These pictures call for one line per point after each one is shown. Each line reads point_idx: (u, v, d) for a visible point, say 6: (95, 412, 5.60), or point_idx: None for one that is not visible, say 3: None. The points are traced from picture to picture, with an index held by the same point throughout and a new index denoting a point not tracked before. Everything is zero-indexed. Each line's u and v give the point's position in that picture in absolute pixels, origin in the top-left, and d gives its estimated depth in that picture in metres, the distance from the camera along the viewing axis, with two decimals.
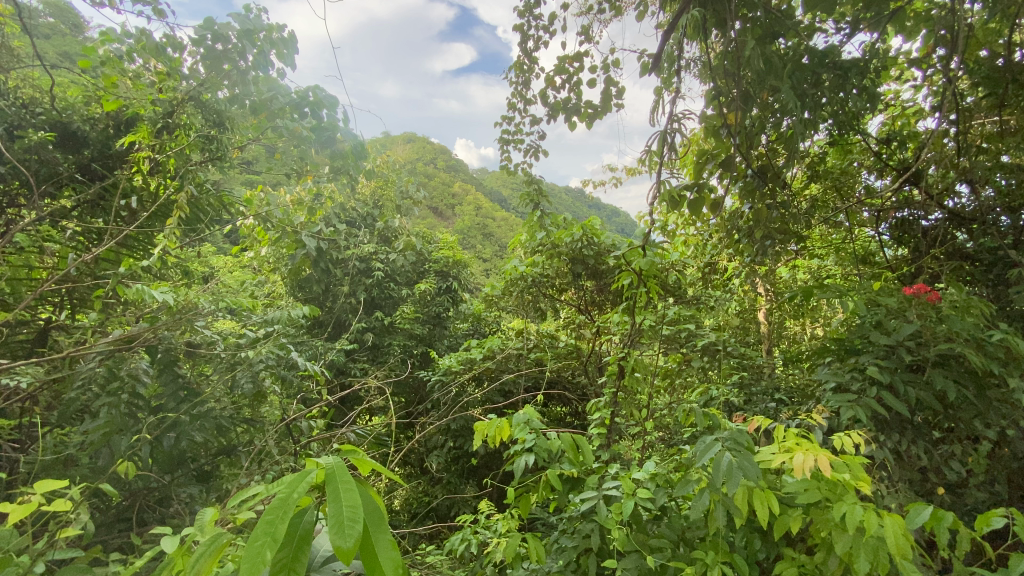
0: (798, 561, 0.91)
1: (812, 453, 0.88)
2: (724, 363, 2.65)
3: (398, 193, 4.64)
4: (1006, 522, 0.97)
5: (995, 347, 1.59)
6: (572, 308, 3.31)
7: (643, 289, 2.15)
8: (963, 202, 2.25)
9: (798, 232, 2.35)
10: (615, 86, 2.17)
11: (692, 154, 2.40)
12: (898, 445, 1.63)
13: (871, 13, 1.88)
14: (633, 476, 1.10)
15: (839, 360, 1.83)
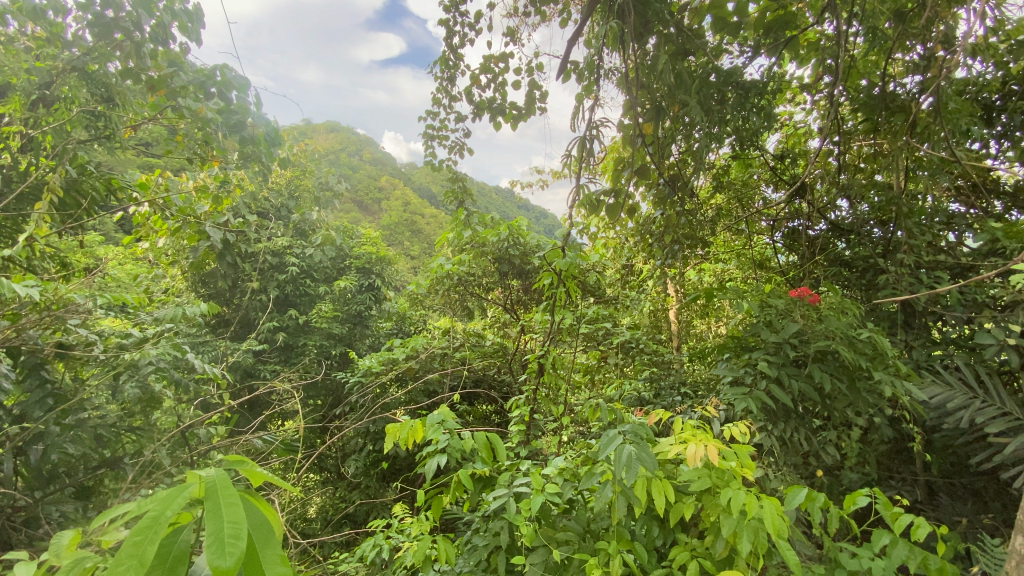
0: (691, 546, 0.96)
1: (703, 443, 0.94)
2: (638, 359, 2.78)
3: (318, 184, 4.38)
4: (869, 501, 1.09)
5: (864, 344, 1.78)
6: (498, 308, 3.31)
7: (563, 289, 2.19)
8: (843, 215, 2.54)
9: (704, 238, 2.52)
10: (538, 89, 2.20)
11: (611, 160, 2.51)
12: (784, 433, 1.80)
13: (770, 38, 2.03)
14: (542, 472, 1.12)
15: (736, 357, 1.99)
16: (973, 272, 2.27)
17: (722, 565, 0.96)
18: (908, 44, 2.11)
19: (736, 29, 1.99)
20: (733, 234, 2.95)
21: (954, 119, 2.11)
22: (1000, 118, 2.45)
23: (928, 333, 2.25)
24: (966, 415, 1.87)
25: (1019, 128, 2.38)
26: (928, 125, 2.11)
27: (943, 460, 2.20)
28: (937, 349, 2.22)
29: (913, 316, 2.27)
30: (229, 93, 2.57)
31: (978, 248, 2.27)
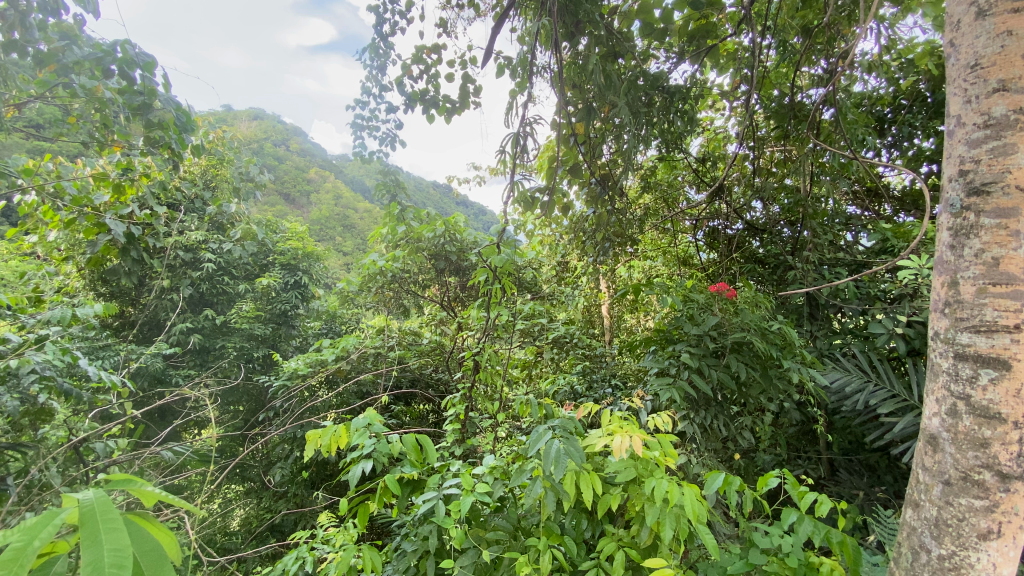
0: (617, 536, 0.98)
1: (628, 435, 0.96)
2: (573, 353, 2.84)
3: (235, 171, 4.08)
4: (779, 482, 1.16)
5: (775, 335, 1.92)
6: (434, 305, 3.25)
7: (498, 285, 2.18)
8: (757, 215, 2.72)
9: (633, 236, 2.62)
10: (472, 83, 2.17)
11: (546, 158, 2.53)
12: (705, 420, 1.90)
13: (693, 46, 2.16)
14: (473, 471, 1.09)
15: (661, 349, 2.07)
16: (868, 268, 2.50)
17: (646, 552, 0.98)
18: (814, 58, 2.29)
19: (662, 35, 2.07)
20: (660, 232, 3.08)
21: (852, 129, 2.31)
22: (891, 129, 2.75)
23: (830, 323, 2.47)
24: (862, 397, 2.08)
25: (904, 139, 2.67)
26: (831, 133, 2.30)
27: (842, 439, 2.42)
28: (837, 339, 2.43)
29: (817, 308, 2.48)
30: (132, 72, 2.18)
31: (871, 247, 2.51)
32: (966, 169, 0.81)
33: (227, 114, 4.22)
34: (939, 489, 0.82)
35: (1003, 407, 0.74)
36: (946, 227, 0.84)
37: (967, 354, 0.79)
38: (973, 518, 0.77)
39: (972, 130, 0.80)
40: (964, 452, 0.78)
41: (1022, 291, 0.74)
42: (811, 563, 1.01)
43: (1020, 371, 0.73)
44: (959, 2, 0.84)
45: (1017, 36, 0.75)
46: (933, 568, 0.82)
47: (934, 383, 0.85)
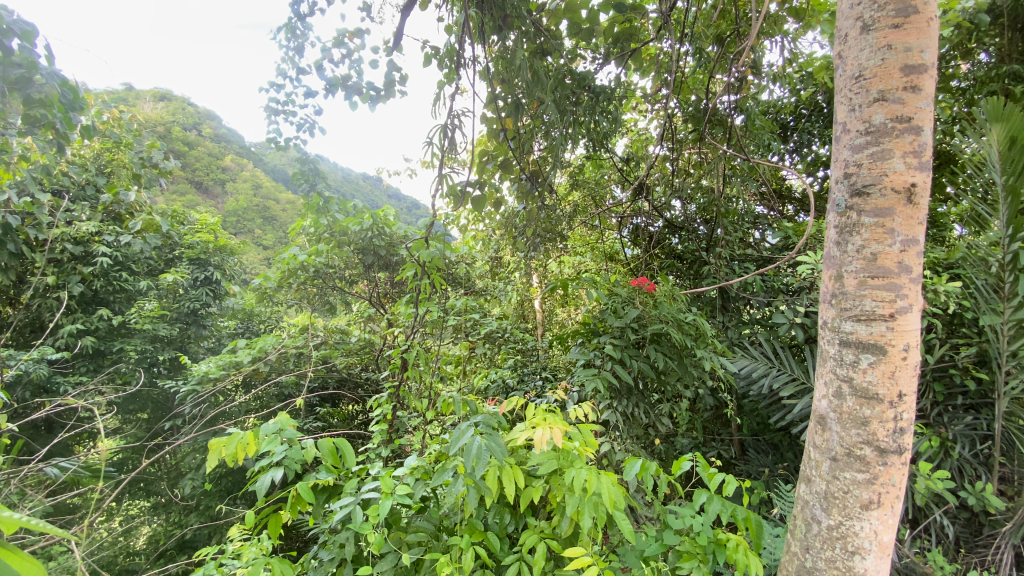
0: (540, 529, 0.99)
1: (549, 428, 0.97)
2: (504, 348, 2.84)
3: (134, 155, 3.58)
4: (692, 464, 1.22)
5: (690, 326, 2.03)
6: (363, 302, 3.12)
7: (427, 280, 2.11)
8: (676, 213, 2.86)
9: (562, 233, 2.65)
10: (397, 71, 2.09)
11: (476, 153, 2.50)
12: (627, 408, 1.98)
13: (618, 48, 2.22)
14: (393, 474, 1.06)
15: (587, 341, 2.14)
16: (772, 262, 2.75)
17: (567, 541, 1.00)
18: (727, 67, 2.44)
19: (589, 36, 2.12)
20: (589, 229, 3.15)
21: (759, 135, 2.49)
22: (793, 135, 2.98)
23: (739, 315, 2.66)
24: (767, 382, 2.26)
25: (804, 145, 2.91)
26: (741, 138, 2.46)
27: (750, 420, 2.62)
28: (746, 329, 2.64)
29: (728, 300, 2.66)
30: (7, 42, 1.88)
31: (776, 244, 2.73)
32: (850, 172, 0.88)
33: (127, 92, 3.68)
34: (827, 464, 0.90)
35: (880, 387, 0.83)
36: (833, 225, 0.92)
37: (850, 341, 0.86)
38: (855, 489, 0.85)
39: (855, 136, 0.88)
40: (848, 431, 0.86)
41: (895, 283, 0.83)
42: (719, 539, 1.07)
43: (894, 355, 0.82)
44: (847, 17, 0.91)
45: (895, 51, 0.83)
46: (823, 537, 0.89)
47: (823, 368, 0.93)
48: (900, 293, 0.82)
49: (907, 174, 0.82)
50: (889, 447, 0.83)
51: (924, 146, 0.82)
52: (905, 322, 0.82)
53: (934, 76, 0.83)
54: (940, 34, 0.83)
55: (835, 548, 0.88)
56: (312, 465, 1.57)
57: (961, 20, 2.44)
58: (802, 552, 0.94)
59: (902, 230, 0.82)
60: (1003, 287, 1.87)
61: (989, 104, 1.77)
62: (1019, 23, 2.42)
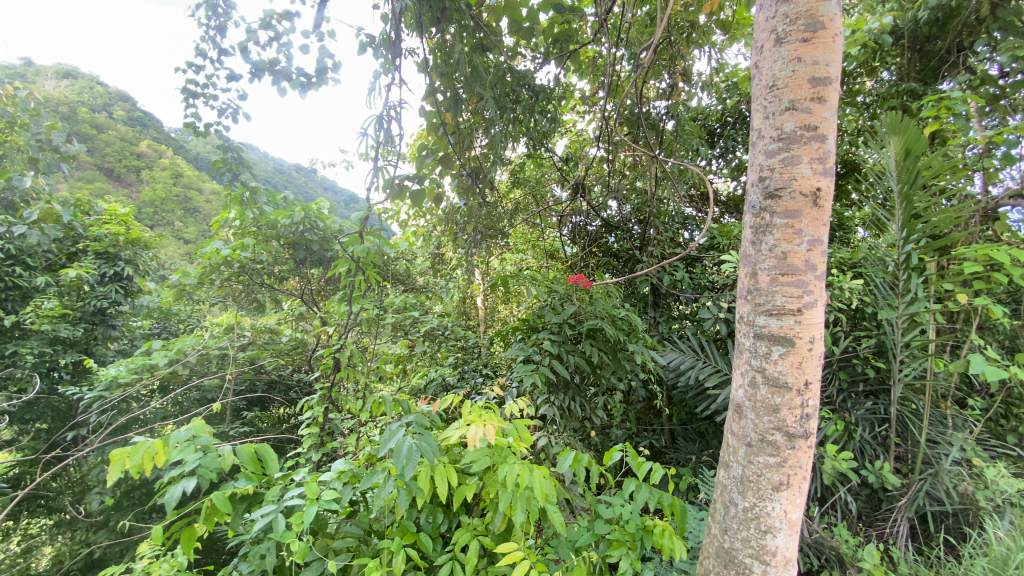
0: (473, 526, 0.98)
1: (483, 425, 0.97)
2: (444, 345, 2.75)
3: (30, 138, 3.17)
4: (623, 455, 1.26)
5: (622, 321, 2.10)
6: (294, 299, 2.96)
7: (361, 277, 2.02)
8: (612, 214, 2.95)
9: (503, 230, 2.62)
10: (329, 58, 2.00)
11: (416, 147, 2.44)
12: (563, 402, 2.02)
13: (557, 49, 2.26)
14: (319, 479, 1.01)
15: (526, 337, 2.16)
16: (699, 261, 2.85)
17: (500, 536, 1.00)
18: (659, 73, 2.54)
19: (529, 35, 2.13)
20: (530, 227, 3.16)
21: (688, 140, 2.61)
22: (719, 142, 3.15)
23: (670, 310, 2.81)
24: (694, 374, 2.37)
25: (729, 151, 3.07)
26: (673, 142, 2.57)
27: (680, 411, 2.74)
28: (675, 324, 2.77)
29: (660, 297, 2.80)
30: None
31: (704, 243, 2.82)
32: (764, 175, 0.94)
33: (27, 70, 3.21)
34: (743, 450, 0.95)
35: (789, 376, 0.89)
36: (749, 225, 0.98)
37: (763, 334, 0.92)
38: (768, 473, 0.91)
39: (769, 142, 0.93)
40: (761, 418, 0.92)
41: (802, 280, 0.89)
42: (646, 525, 1.11)
43: (801, 346, 0.89)
44: (763, 29, 0.97)
45: (804, 63, 0.89)
46: (739, 518, 0.95)
47: (739, 360, 0.99)
48: (806, 289, 0.89)
49: (813, 179, 0.88)
50: (797, 431, 0.90)
51: (828, 153, 0.89)
52: (810, 316, 0.89)
53: (837, 89, 0.89)
54: (843, 50, 0.89)
55: (750, 528, 0.93)
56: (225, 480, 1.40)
57: (866, 41, 2.67)
58: (721, 533, 0.99)
59: (808, 231, 0.89)
60: (897, 284, 2.07)
61: (890, 117, 1.96)
62: (918, 45, 2.71)
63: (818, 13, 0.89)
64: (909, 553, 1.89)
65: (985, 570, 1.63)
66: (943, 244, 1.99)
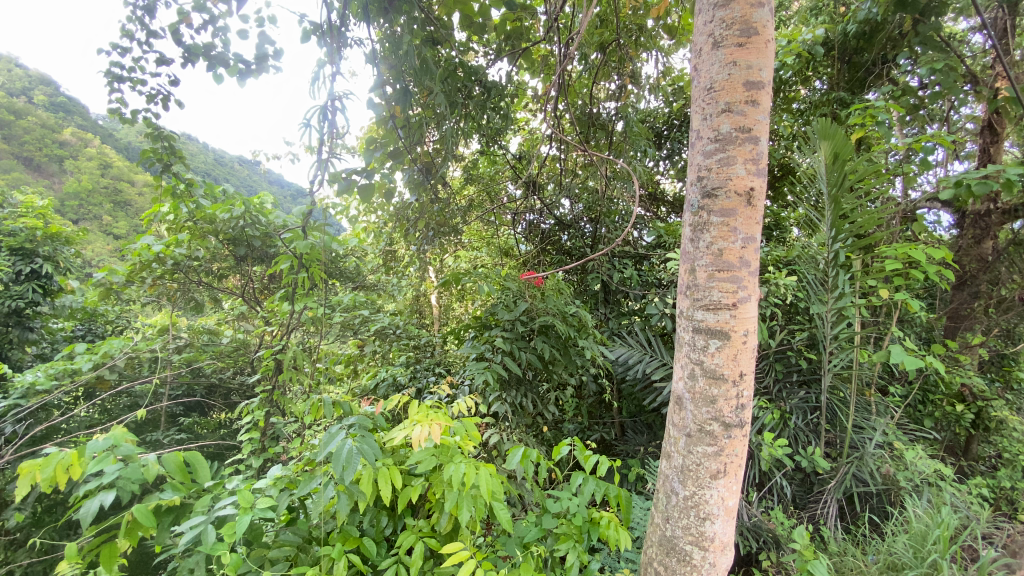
0: (418, 528, 0.97)
1: (428, 425, 0.95)
2: (396, 345, 2.59)
3: None
4: (571, 449, 1.27)
5: (573, 318, 2.13)
6: (234, 298, 2.74)
7: (304, 274, 1.92)
8: (565, 212, 2.95)
9: (456, 227, 2.63)
10: (269, 45, 1.91)
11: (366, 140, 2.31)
12: (515, 398, 2.02)
13: (509, 46, 2.26)
14: (254, 487, 0.96)
15: (478, 334, 2.15)
16: (647, 258, 2.95)
17: (446, 536, 0.99)
18: (609, 74, 2.59)
19: (481, 30, 2.11)
20: (484, 224, 3.13)
21: (637, 141, 2.66)
22: (666, 144, 3.23)
23: (619, 307, 2.86)
24: (642, 367, 2.45)
25: (675, 152, 3.15)
26: (622, 143, 2.62)
27: (628, 403, 2.82)
28: (625, 319, 2.83)
29: (610, 294, 2.85)
30: None
31: (651, 241, 2.93)
32: (702, 175, 0.97)
33: None
34: (683, 440, 0.98)
35: (725, 368, 0.93)
36: (689, 223, 1.01)
37: (701, 328, 0.95)
38: (706, 461, 0.95)
39: (707, 143, 0.96)
40: (699, 409, 0.95)
41: (737, 276, 0.93)
42: (593, 518, 1.13)
43: (736, 340, 0.93)
44: (701, 33, 0.99)
45: (739, 67, 0.93)
46: (680, 507, 0.98)
47: (679, 354, 1.02)
48: (741, 284, 0.93)
49: (747, 179, 0.92)
50: (732, 421, 0.94)
51: (761, 155, 0.93)
52: (744, 310, 0.93)
53: (769, 93, 0.93)
54: (775, 56, 0.94)
55: (690, 515, 0.97)
56: (143, 493, 1.20)
57: (801, 51, 2.82)
58: (663, 522, 1.02)
59: (743, 229, 0.93)
60: (827, 280, 2.20)
61: (820, 124, 2.06)
62: (846, 56, 2.90)
63: (752, 20, 0.93)
64: (838, 532, 2.01)
65: (905, 545, 1.77)
66: (867, 243, 2.13)
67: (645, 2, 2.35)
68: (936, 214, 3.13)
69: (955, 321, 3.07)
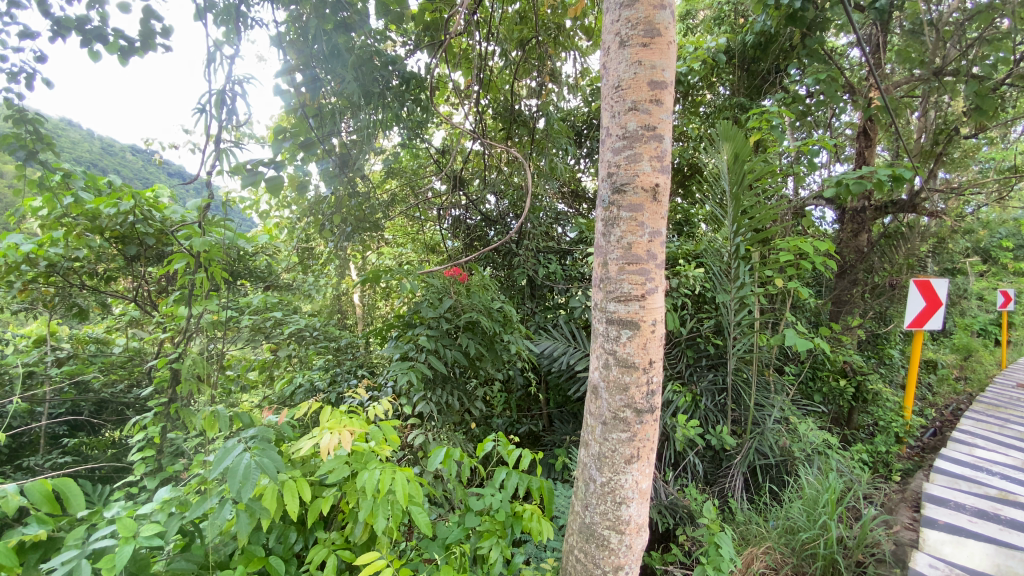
0: (330, 541, 0.92)
1: (338, 431, 0.90)
2: (313, 347, 2.44)
3: None
4: (495, 444, 1.25)
5: (498, 313, 2.13)
6: (126, 302, 2.46)
7: (203, 274, 1.74)
8: (490, 208, 2.94)
9: (378, 223, 2.53)
10: (157, 21, 1.73)
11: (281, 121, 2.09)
12: (440, 397, 1.99)
13: (429, 37, 2.24)
14: (139, 513, 0.87)
15: (401, 333, 2.10)
16: (570, 254, 3.03)
17: (362, 546, 0.95)
18: (530, 72, 2.60)
19: (399, 20, 2.04)
20: (409, 219, 3.03)
21: (558, 139, 2.71)
22: (586, 143, 3.33)
23: (544, 301, 2.92)
24: (566, 358, 2.51)
25: (595, 151, 3.24)
26: (544, 140, 2.65)
27: (555, 395, 2.87)
28: (550, 313, 2.89)
29: (536, 289, 2.89)
30: None
31: (573, 238, 3.02)
32: (611, 171, 1.00)
33: None
34: (599, 428, 1.01)
35: (636, 356, 0.97)
36: (601, 218, 1.03)
37: (613, 319, 0.98)
38: (621, 448, 0.98)
39: (615, 140, 0.99)
40: (613, 397, 0.98)
41: (645, 268, 0.97)
42: (516, 512, 1.14)
43: (645, 329, 0.97)
44: (609, 31, 1.02)
45: (644, 67, 0.96)
46: (598, 493, 1.01)
47: (594, 345, 1.04)
48: (649, 277, 0.97)
49: (653, 175, 0.96)
50: (643, 407, 0.98)
51: (664, 153, 0.97)
52: (652, 301, 0.97)
53: (672, 93, 0.98)
54: (676, 58, 0.98)
55: (607, 501, 1.00)
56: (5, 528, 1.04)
57: (706, 58, 3.01)
58: (582, 510, 1.05)
59: (649, 223, 0.97)
60: (730, 272, 2.37)
61: (722, 126, 2.23)
62: (746, 65, 3.15)
63: (655, 21, 0.96)
64: (744, 503, 2.18)
65: (800, 510, 1.95)
66: (764, 237, 2.32)
67: (563, 3, 2.40)
68: (821, 210, 3.49)
69: (838, 306, 3.44)
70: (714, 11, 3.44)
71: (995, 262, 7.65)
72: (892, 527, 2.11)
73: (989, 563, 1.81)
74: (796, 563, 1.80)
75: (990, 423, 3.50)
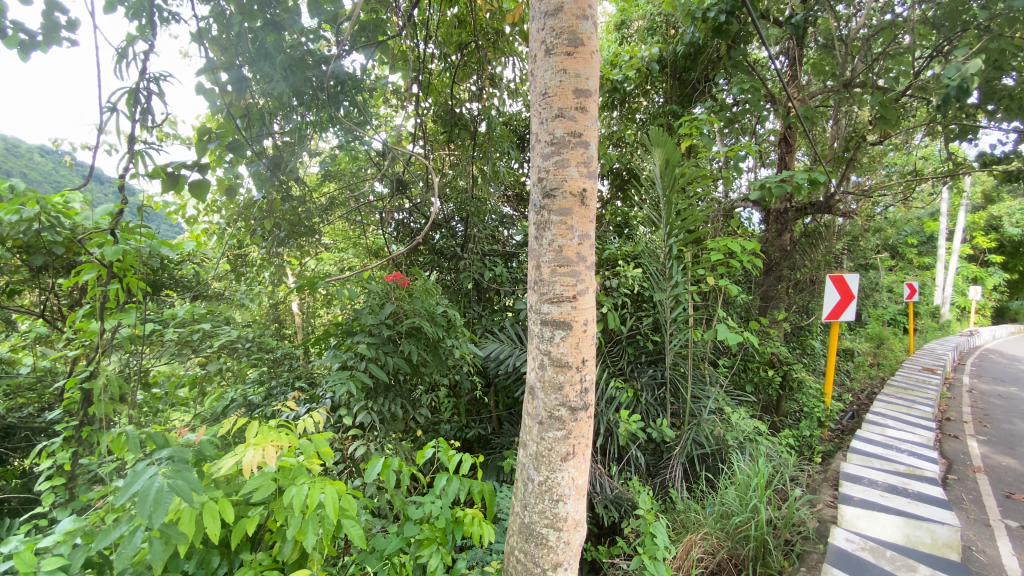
0: (256, 562, 0.89)
1: (262, 447, 0.87)
2: (244, 359, 2.24)
3: None
4: (435, 451, 1.23)
5: (441, 318, 2.12)
6: (34, 318, 2.24)
7: (117, 285, 1.62)
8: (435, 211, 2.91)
9: (314, 228, 2.42)
10: (61, 13, 1.59)
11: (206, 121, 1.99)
12: (383, 405, 1.95)
13: (364, 37, 2.17)
14: (41, 546, 0.81)
15: (341, 341, 2.03)
16: (515, 257, 3.05)
17: (292, 564, 0.92)
18: (469, 75, 2.60)
19: (333, 19, 1.97)
20: (350, 224, 2.95)
21: (499, 143, 2.75)
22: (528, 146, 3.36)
23: (491, 303, 2.92)
24: (512, 361, 2.57)
25: None
26: (486, 144, 2.66)
27: (503, 397, 2.89)
28: (496, 316, 2.89)
29: (482, 292, 2.87)
30: None
31: (518, 240, 3.05)
32: (541, 176, 1.02)
33: None
34: (536, 428, 1.03)
35: (569, 355, 0.99)
36: (533, 221, 1.05)
37: (546, 320, 1.00)
38: (557, 445, 1.00)
39: (544, 146, 1.01)
40: (549, 396, 1.00)
41: (575, 270, 0.99)
42: (457, 517, 1.13)
43: (577, 328, 0.99)
44: (535, 38, 1.04)
45: (568, 75, 0.99)
46: (535, 492, 1.02)
47: (530, 346, 1.06)
48: (579, 278, 1.00)
49: (581, 180, 0.99)
50: (577, 404, 1.01)
51: (591, 158, 1.01)
52: (583, 301, 1.00)
53: (596, 100, 1.01)
54: (599, 67, 1.02)
55: (544, 499, 1.02)
56: None
57: (640, 66, 3.13)
58: (522, 509, 1.06)
59: (578, 227, 0.99)
60: (665, 271, 2.48)
61: (654, 132, 2.34)
62: (677, 74, 3.29)
63: (578, 30, 0.99)
64: (683, 492, 2.28)
65: (733, 495, 2.06)
66: (697, 238, 2.43)
67: (501, 8, 2.41)
68: (749, 212, 3.70)
69: (766, 301, 3.66)
70: (647, 21, 3.58)
71: (902, 257, 8.42)
72: (816, 506, 2.28)
73: (900, 534, 1.97)
74: (731, 546, 1.90)
75: (900, 405, 3.84)
